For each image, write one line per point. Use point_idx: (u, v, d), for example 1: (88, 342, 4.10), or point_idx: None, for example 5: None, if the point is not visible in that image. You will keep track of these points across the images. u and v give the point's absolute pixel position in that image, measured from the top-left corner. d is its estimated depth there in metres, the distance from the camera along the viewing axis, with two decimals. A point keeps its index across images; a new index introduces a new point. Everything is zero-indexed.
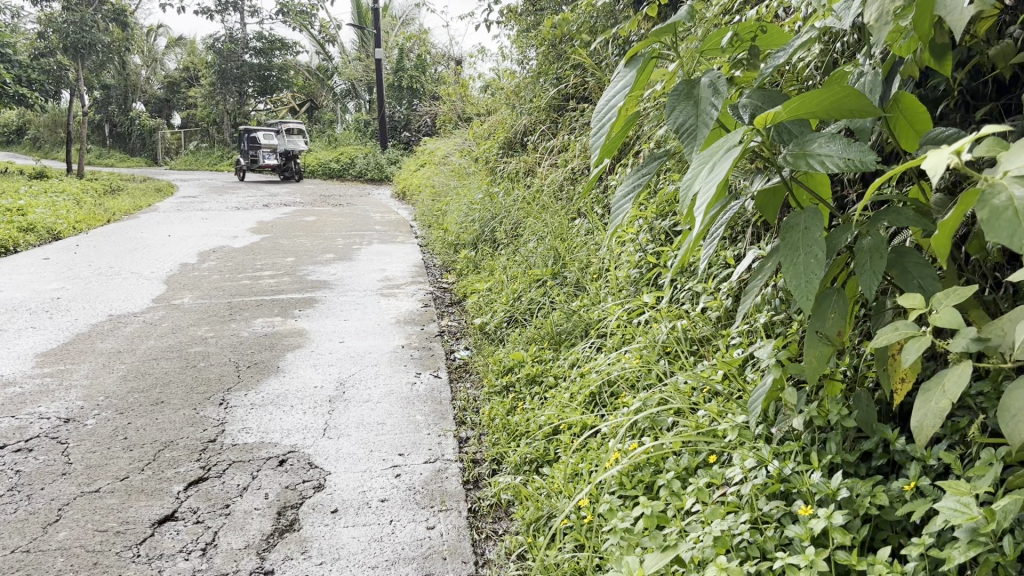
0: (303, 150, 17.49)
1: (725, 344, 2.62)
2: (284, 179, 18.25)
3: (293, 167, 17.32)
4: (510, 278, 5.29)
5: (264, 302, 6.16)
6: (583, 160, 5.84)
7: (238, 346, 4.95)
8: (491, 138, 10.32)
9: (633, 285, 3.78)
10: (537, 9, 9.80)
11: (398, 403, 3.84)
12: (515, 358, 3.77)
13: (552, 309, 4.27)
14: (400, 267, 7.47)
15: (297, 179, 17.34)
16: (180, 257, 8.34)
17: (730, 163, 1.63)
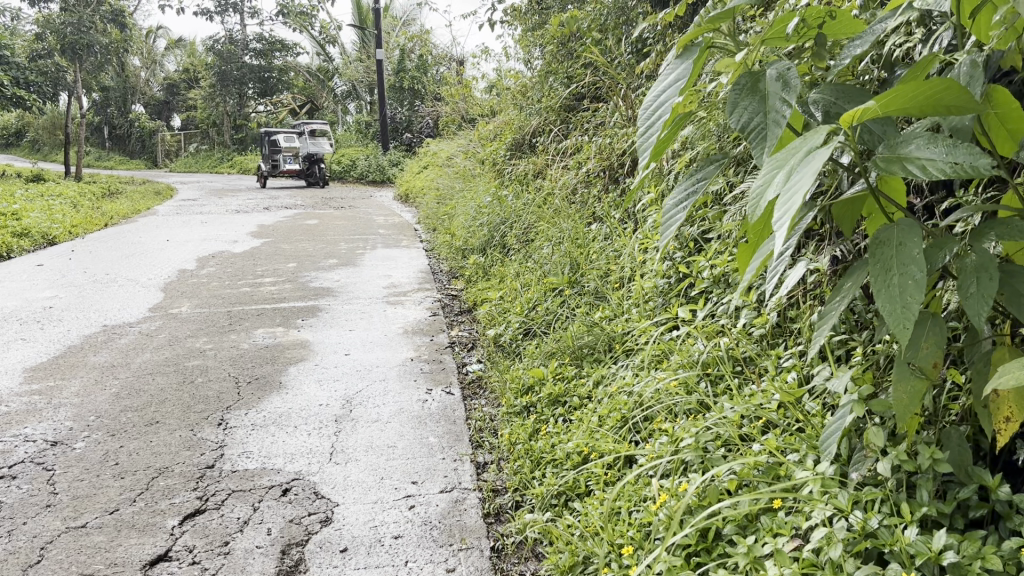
0: (327, 153, 16.56)
1: (774, 366, 2.43)
2: (307, 184, 17.23)
3: (318, 172, 16.39)
4: (523, 286, 5.03)
5: (265, 311, 5.90)
6: (598, 161, 5.59)
7: (238, 359, 4.70)
8: (497, 139, 10.07)
9: (661, 296, 3.53)
10: (543, 7, 9.56)
11: (409, 423, 3.59)
12: (534, 374, 3.51)
13: (571, 321, 4.01)
14: (405, 273, 7.22)
15: (321, 185, 16.44)
16: (178, 263, 8.09)
17: (822, 162, 1.37)
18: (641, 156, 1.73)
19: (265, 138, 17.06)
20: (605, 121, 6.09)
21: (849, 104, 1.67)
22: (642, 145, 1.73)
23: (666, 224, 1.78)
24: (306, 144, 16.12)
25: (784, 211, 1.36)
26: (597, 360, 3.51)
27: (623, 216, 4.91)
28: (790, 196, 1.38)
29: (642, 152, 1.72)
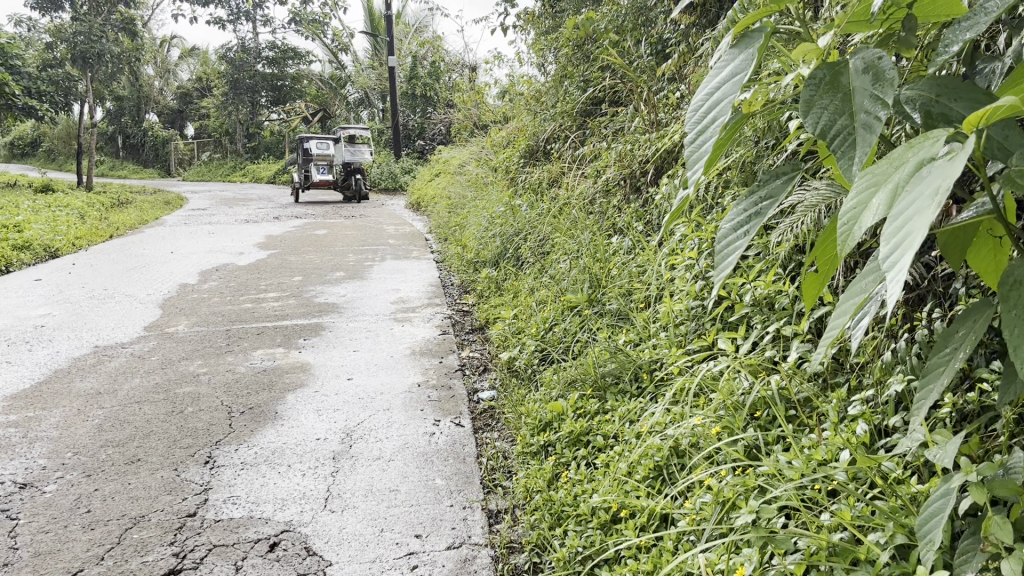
0: (365, 162, 15.02)
1: (836, 413, 2.09)
2: (346, 200, 15.56)
3: (356, 183, 14.75)
4: (538, 304, 4.68)
5: (266, 330, 5.57)
6: (618, 169, 5.22)
7: (233, 385, 4.37)
8: (510, 145, 9.74)
9: (695, 322, 3.18)
10: (557, 9, 9.24)
11: (415, 461, 3.25)
12: (552, 409, 3.15)
13: (592, 345, 3.66)
14: (414, 287, 6.89)
15: (361, 198, 14.79)
16: (180, 277, 7.81)
17: (956, 168, 0.99)
18: (691, 169, 1.37)
19: (297, 145, 15.42)
20: (627, 126, 5.73)
21: (957, 101, 1.31)
22: (693, 152, 1.38)
23: (723, 253, 1.42)
24: (342, 151, 14.53)
25: (898, 246, 0.99)
26: (624, 394, 3.16)
27: (647, 230, 4.56)
28: (906, 226, 1.01)
29: (693, 162, 1.37)
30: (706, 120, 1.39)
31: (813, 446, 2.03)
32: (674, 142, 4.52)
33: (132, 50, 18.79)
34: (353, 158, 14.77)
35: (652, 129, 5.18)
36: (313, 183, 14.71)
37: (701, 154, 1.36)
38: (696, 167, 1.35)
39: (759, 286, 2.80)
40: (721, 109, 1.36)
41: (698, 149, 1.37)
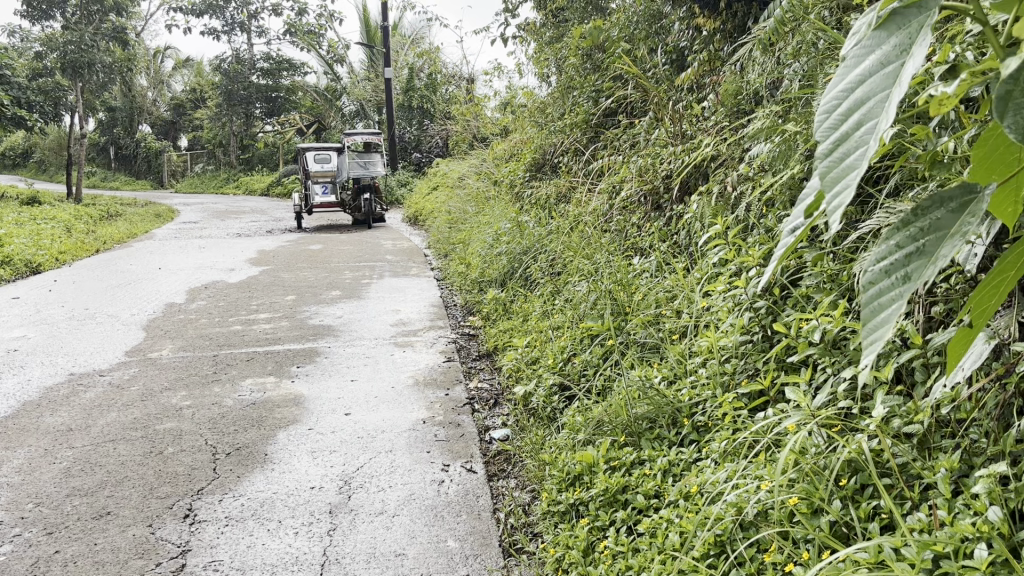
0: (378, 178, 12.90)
1: (948, 488, 1.71)
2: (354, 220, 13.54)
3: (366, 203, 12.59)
4: (554, 332, 4.29)
5: (256, 356, 5.16)
6: (638, 185, 4.83)
7: (219, 421, 3.98)
8: (514, 159, 9.40)
9: (744, 361, 2.80)
10: (561, 19, 8.87)
11: (423, 517, 2.86)
12: (581, 460, 2.75)
13: (618, 381, 3.27)
14: (415, 307, 6.50)
15: (371, 221, 12.64)
16: (167, 295, 7.41)
17: None
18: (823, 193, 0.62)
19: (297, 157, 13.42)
20: (643, 140, 5.37)
21: None
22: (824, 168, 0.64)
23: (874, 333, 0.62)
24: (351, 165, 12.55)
25: None
26: (662, 442, 2.78)
27: (672, 251, 4.18)
28: None
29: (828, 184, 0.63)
30: (844, 108, 0.65)
31: (924, 530, 1.65)
32: (703, 157, 4.15)
33: (124, 61, 18.22)
34: (365, 174, 12.80)
35: (676, 142, 4.78)
36: (317, 205, 12.85)
37: (843, 174, 0.62)
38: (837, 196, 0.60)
39: (827, 323, 2.41)
40: (884, 94, 0.63)
41: (834, 161, 0.64)
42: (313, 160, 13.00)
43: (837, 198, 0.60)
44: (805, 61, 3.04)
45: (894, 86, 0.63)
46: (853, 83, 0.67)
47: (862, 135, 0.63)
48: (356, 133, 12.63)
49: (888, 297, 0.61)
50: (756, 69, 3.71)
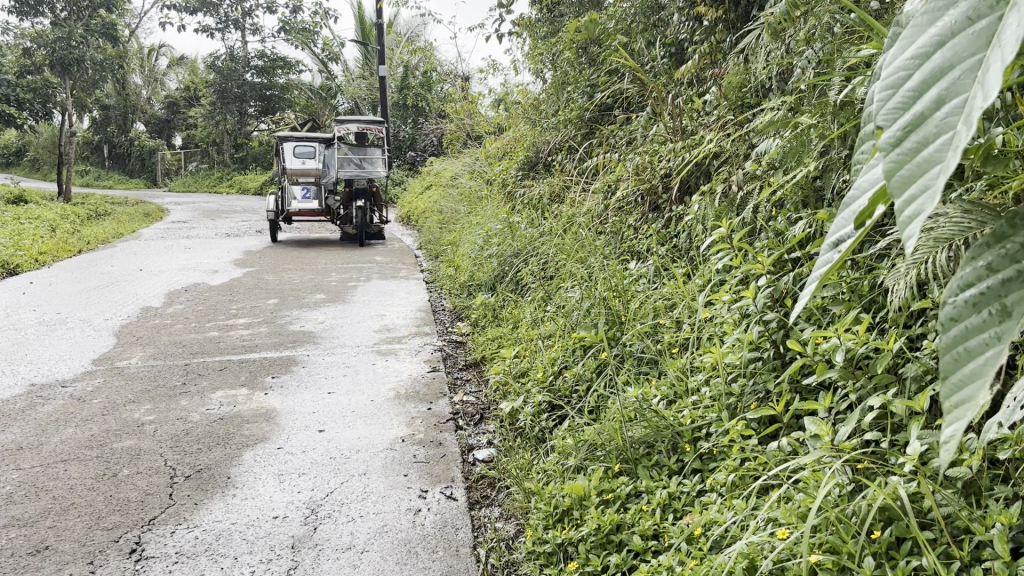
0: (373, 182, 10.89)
1: (1003, 550, 1.44)
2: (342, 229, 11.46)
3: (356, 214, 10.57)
4: (544, 341, 4.01)
5: (229, 365, 4.86)
6: (636, 185, 4.55)
7: (183, 437, 3.69)
8: (507, 157, 9.11)
9: (753, 380, 2.51)
10: (555, 14, 8.57)
11: (395, 553, 2.57)
12: (571, 493, 2.46)
13: (613, 400, 2.99)
14: (402, 312, 6.21)
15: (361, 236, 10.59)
16: (144, 298, 7.11)
17: None
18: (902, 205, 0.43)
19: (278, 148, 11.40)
20: (640, 139, 5.08)
21: None
22: (890, 167, 0.44)
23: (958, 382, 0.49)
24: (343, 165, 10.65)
25: None
26: (660, 472, 2.50)
27: (671, 254, 3.90)
28: None
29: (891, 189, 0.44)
30: (915, 79, 0.45)
31: None
32: (706, 154, 3.86)
33: (115, 58, 17.72)
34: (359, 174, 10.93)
35: (676, 138, 4.49)
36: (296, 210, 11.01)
37: (920, 171, 0.43)
38: (909, 215, 0.42)
39: (849, 342, 2.11)
40: (980, 64, 0.42)
41: (906, 153, 0.44)
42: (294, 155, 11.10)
43: (918, 221, 0.41)
44: (819, 47, 2.76)
45: (993, 48, 0.42)
46: (929, 43, 0.46)
47: (944, 119, 0.43)
48: (349, 122, 10.88)
49: (978, 343, 0.48)
50: (765, 58, 3.42)
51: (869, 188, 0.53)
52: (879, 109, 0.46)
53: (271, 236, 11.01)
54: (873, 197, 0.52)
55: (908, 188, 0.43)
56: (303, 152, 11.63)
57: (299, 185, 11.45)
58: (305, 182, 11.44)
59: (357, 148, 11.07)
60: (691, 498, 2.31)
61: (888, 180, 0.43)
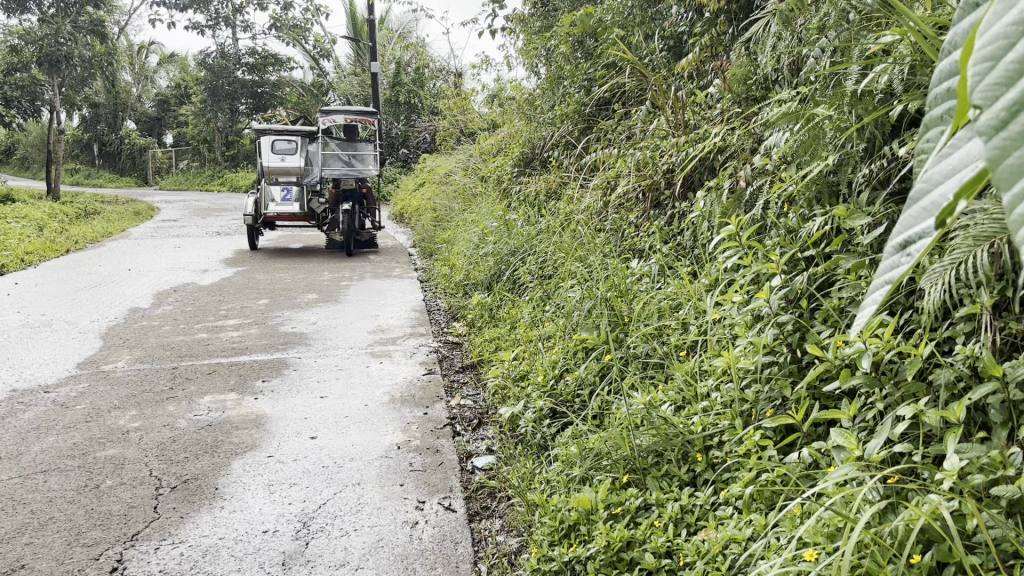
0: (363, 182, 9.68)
1: None
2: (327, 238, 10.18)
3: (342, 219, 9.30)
4: (544, 343, 3.88)
5: (218, 369, 4.72)
6: (637, 181, 4.42)
7: (169, 445, 3.56)
8: (502, 154, 8.97)
9: (768, 386, 2.38)
10: (550, 8, 8.44)
11: (391, 570, 2.43)
12: (577, 506, 2.34)
13: (617, 405, 2.86)
14: (396, 312, 6.07)
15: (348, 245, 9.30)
16: (131, 299, 6.96)
17: None
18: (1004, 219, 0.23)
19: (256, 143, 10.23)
20: (640, 134, 4.95)
21: None
22: (988, 154, 0.24)
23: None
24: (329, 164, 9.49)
25: None
26: (671, 483, 2.37)
27: (675, 253, 3.77)
28: None
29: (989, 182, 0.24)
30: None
31: None
32: (710, 150, 3.73)
33: (104, 55, 17.46)
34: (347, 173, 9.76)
35: (678, 132, 4.35)
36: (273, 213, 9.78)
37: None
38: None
39: (874, 346, 1.98)
40: None
41: (1013, 139, 0.24)
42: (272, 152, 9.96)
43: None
44: (833, 36, 2.63)
45: None
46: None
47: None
48: (339, 114, 9.83)
49: None
50: (773, 48, 3.28)
51: (951, 181, 0.32)
52: (971, 85, 0.26)
53: (250, 246, 9.84)
54: (956, 192, 0.31)
55: (1021, 188, 0.23)
56: (283, 146, 10.03)
57: (277, 184, 9.77)
58: (283, 180, 9.75)
59: (346, 143, 9.99)
60: (706, 512, 2.18)
61: (990, 168, 0.23)
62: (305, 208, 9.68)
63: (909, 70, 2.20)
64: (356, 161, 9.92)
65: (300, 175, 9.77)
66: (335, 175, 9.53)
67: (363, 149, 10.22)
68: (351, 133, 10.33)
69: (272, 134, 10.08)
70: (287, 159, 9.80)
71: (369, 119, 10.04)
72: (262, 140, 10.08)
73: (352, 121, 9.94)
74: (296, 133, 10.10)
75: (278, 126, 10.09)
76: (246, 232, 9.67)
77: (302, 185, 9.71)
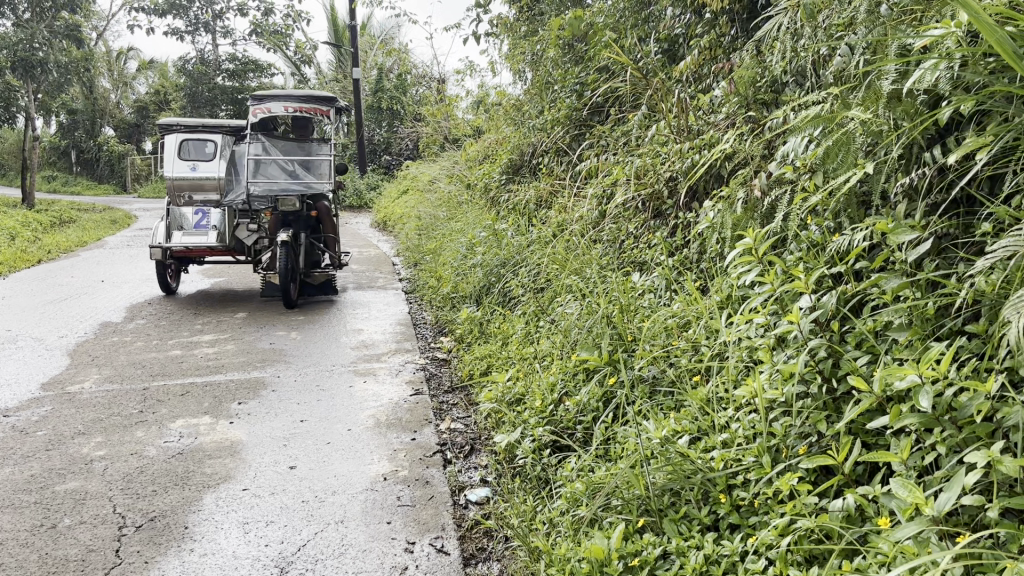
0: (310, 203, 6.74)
1: None
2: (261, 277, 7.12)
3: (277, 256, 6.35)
4: (539, 363, 3.63)
5: (192, 389, 4.44)
6: (637, 189, 4.18)
7: (136, 475, 3.28)
8: (488, 160, 8.73)
9: (799, 420, 2.14)
10: (536, 11, 8.22)
11: None
12: (590, 556, 2.10)
13: (625, 435, 2.62)
14: (381, 326, 5.81)
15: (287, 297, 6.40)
16: (103, 313, 6.64)
17: None
18: None
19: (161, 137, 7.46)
20: (638, 140, 4.71)
21: None
22: None
23: None
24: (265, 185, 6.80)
25: None
26: (691, 528, 2.13)
27: (681, 266, 3.53)
28: None
29: None
30: None
31: None
32: (716, 159, 3.51)
33: (81, 61, 17.03)
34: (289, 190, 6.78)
35: (680, 138, 4.12)
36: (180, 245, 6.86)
37: None
38: None
39: (931, 381, 1.74)
40: None
41: None
42: (182, 153, 7.27)
43: None
44: (862, 32, 2.40)
45: None
46: None
47: None
48: (275, 97, 6.81)
49: None
50: (789, 47, 3.04)
51: None
52: None
53: (167, 293, 7.27)
54: None
55: None
56: (199, 151, 7.36)
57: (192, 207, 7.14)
58: (201, 204, 7.30)
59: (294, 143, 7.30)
60: (734, 564, 1.93)
61: None
62: (230, 238, 6.89)
63: (958, 67, 1.97)
64: (308, 170, 7.25)
65: (219, 193, 7.28)
66: (273, 193, 6.69)
67: (313, 146, 7.39)
68: (302, 126, 7.55)
69: (182, 131, 7.38)
70: (201, 168, 7.30)
71: (324, 107, 6.97)
72: (169, 141, 7.37)
73: (301, 107, 6.89)
74: (214, 129, 7.40)
75: (189, 121, 7.42)
76: (157, 274, 7.06)
77: (227, 205, 6.97)
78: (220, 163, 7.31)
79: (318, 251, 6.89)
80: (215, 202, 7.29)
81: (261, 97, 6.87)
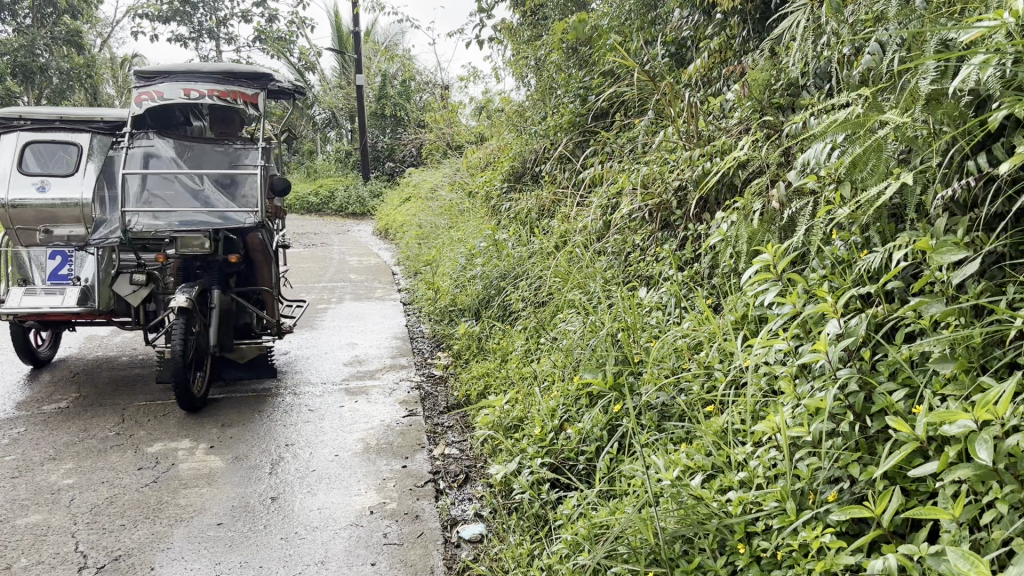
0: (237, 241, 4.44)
1: None
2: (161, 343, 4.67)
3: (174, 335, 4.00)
4: (539, 385, 3.38)
5: (174, 409, 4.21)
6: (645, 198, 3.93)
7: (106, 507, 3.05)
8: (489, 168, 8.51)
9: (829, 462, 1.90)
10: (540, 16, 8.01)
11: None
12: None
13: (632, 472, 2.38)
14: (376, 340, 5.57)
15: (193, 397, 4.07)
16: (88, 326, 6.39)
17: None
18: None
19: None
20: (645, 148, 4.47)
21: None
22: None
23: None
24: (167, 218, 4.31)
25: None
26: None
27: (691, 282, 3.28)
28: None
29: None
30: None
31: None
32: (730, 170, 3.28)
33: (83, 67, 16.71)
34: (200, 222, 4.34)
35: (690, 145, 3.88)
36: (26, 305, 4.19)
37: None
38: None
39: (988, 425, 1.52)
40: None
41: None
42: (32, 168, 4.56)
43: None
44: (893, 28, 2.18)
45: None
46: None
47: None
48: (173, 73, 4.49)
49: None
50: (808, 48, 2.82)
51: None
52: None
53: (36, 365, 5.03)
54: None
55: None
56: (54, 156, 4.62)
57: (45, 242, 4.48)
58: (63, 242, 4.48)
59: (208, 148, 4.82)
60: None
61: None
62: (107, 297, 4.33)
63: (1010, 64, 1.75)
64: (225, 190, 4.65)
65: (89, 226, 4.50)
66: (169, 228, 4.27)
67: (239, 154, 4.89)
68: (225, 122, 5.16)
69: (27, 130, 4.64)
70: (53, 187, 4.51)
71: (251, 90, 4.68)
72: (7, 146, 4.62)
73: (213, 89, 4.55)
74: (77, 124, 4.67)
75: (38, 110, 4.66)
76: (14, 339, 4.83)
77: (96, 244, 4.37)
78: (86, 176, 4.55)
79: (246, 312, 4.58)
80: (80, 239, 4.49)
81: (151, 73, 4.53)
